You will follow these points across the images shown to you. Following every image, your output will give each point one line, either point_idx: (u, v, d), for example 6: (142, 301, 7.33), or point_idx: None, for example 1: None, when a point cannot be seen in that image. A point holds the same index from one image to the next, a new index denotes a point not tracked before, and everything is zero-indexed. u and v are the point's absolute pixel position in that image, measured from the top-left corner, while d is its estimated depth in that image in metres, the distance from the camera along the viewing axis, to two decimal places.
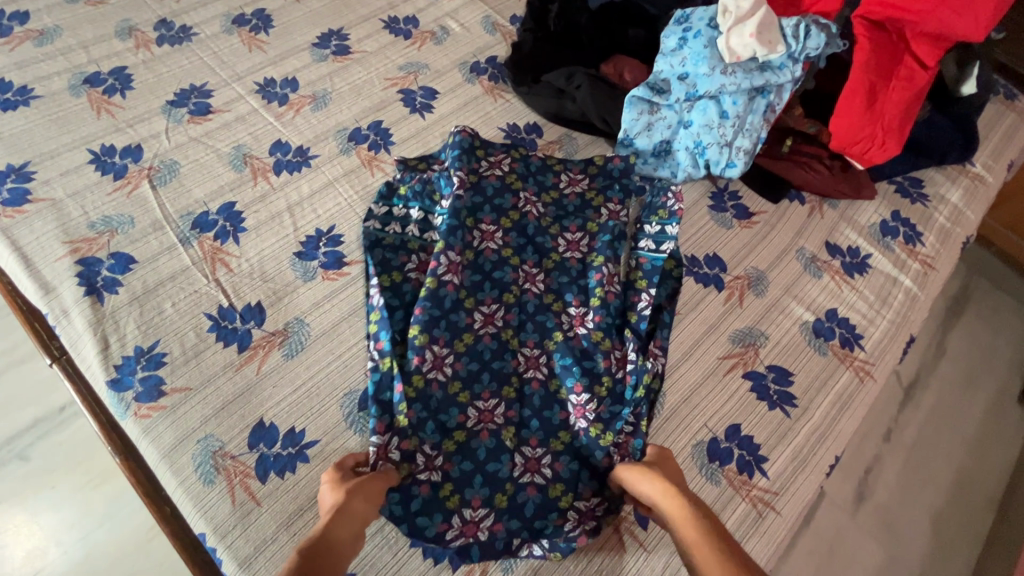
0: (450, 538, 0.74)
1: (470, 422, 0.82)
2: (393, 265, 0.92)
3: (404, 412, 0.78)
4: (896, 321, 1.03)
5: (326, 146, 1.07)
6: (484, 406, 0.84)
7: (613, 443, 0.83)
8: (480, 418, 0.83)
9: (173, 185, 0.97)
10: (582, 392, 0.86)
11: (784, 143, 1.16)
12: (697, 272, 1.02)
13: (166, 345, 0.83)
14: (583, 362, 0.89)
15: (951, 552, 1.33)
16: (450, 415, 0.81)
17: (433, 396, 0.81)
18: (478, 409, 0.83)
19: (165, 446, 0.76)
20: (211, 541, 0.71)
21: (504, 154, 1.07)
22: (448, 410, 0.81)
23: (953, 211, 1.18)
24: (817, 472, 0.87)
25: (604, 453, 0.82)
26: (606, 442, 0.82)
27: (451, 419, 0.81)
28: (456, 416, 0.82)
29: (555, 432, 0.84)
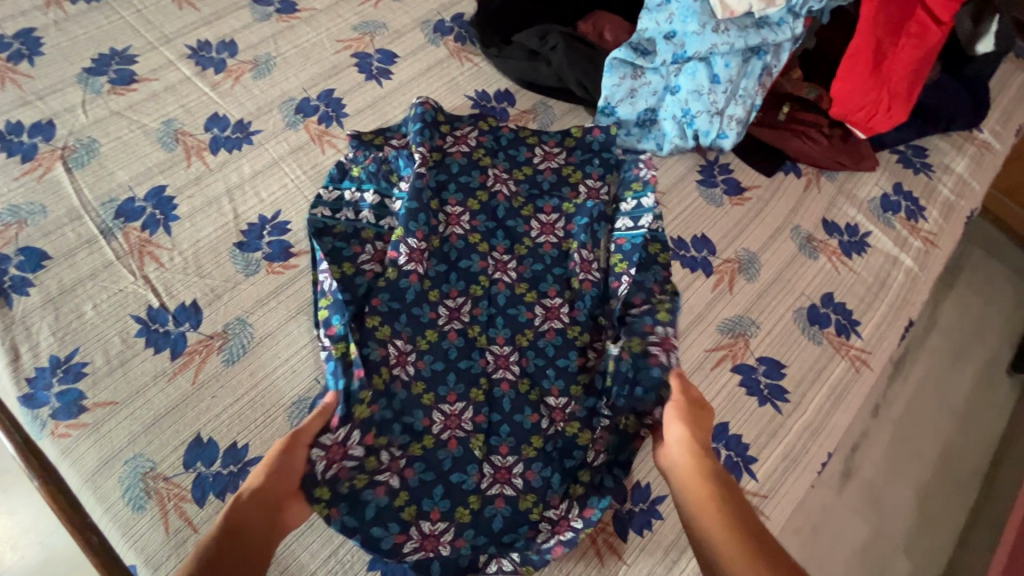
0: (408, 551, 0.67)
1: (438, 428, 0.74)
2: (344, 256, 0.80)
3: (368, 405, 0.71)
4: (894, 305, 0.96)
5: (270, 120, 0.95)
6: (450, 411, 0.76)
7: (590, 441, 0.78)
8: (445, 423, 0.75)
9: (92, 168, 0.85)
10: (560, 395, 0.80)
11: (781, 110, 1.06)
12: (684, 256, 0.94)
13: (86, 354, 0.73)
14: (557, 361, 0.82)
15: (937, 528, 1.31)
16: (416, 417, 0.74)
17: (399, 395, 0.74)
18: (445, 412, 0.75)
19: (87, 469, 0.68)
20: (143, 574, 0.64)
21: (472, 127, 0.96)
22: (411, 413, 0.74)
23: (959, 183, 1.09)
24: (809, 471, 0.81)
25: (582, 453, 0.77)
26: (584, 442, 0.78)
27: (417, 420, 0.74)
28: (422, 420, 0.74)
29: (529, 436, 0.77)
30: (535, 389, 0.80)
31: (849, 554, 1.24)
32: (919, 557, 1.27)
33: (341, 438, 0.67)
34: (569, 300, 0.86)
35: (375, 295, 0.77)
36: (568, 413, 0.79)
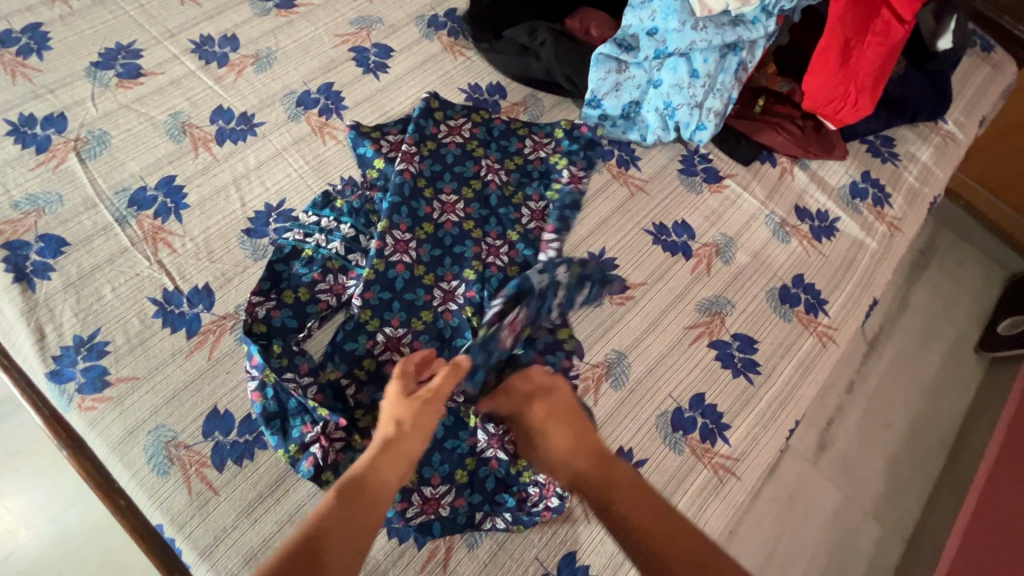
0: (411, 515, 0.74)
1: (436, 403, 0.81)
2: (301, 281, 0.85)
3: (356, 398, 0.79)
4: (860, 285, 1.03)
5: (273, 112, 0.99)
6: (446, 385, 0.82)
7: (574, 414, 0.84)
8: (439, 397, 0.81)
9: (104, 158, 0.90)
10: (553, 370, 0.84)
11: (756, 103, 1.12)
12: (664, 240, 1.00)
13: (108, 334, 0.78)
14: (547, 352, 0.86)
15: (903, 494, 1.40)
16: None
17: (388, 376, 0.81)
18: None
19: (114, 438, 0.73)
20: (170, 532, 0.70)
21: (465, 118, 1.01)
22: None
23: (923, 171, 1.17)
24: (777, 436, 0.89)
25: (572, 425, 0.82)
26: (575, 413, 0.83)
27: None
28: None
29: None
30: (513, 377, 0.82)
31: (821, 520, 1.33)
32: (887, 521, 1.37)
33: (320, 430, 0.74)
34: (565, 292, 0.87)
35: (368, 287, 0.84)
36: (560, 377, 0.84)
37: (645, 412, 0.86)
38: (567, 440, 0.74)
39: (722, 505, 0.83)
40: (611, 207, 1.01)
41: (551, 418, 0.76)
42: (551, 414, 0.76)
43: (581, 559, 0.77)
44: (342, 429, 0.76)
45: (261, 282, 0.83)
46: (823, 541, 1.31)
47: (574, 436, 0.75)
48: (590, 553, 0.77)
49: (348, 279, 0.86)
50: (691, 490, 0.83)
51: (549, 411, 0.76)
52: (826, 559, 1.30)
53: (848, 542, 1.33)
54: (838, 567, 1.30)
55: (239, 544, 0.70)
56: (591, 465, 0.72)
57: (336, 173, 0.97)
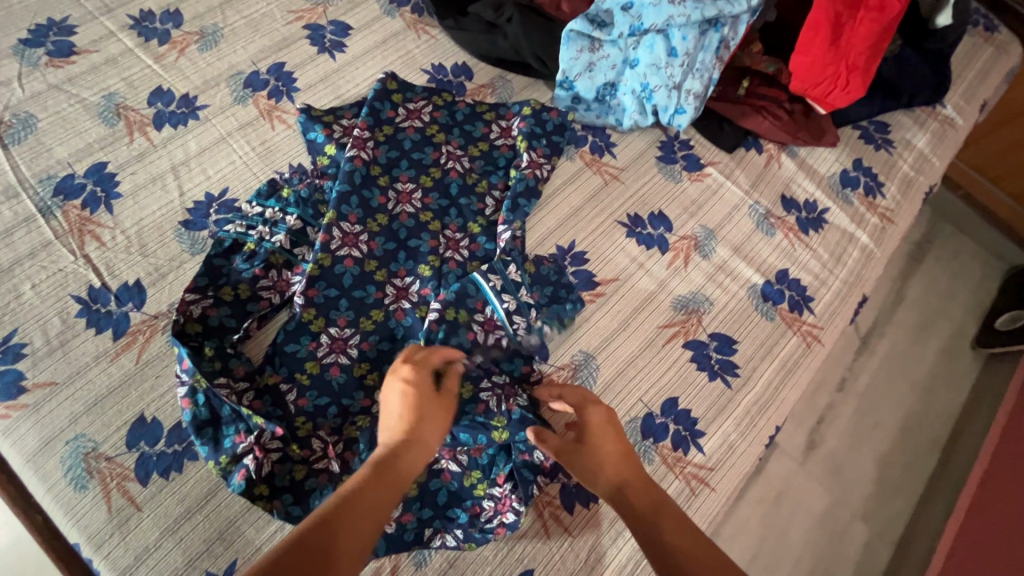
0: None
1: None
2: (241, 276, 0.78)
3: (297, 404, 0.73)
4: (848, 281, 0.96)
5: (217, 94, 0.92)
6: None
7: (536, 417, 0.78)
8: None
9: (29, 144, 0.83)
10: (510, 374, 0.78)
11: (741, 85, 1.04)
12: (639, 233, 0.94)
13: (26, 335, 0.72)
14: (504, 360, 0.80)
15: (894, 496, 1.35)
16: (355, 400, 0.75)
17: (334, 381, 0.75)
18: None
19: (28, 449, 0.67)
20: (87, 552, 0.64)
21: (425, 101, 0.94)
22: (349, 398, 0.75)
23: (919, 158, 1.10)
24: (755, 444, 0.83)
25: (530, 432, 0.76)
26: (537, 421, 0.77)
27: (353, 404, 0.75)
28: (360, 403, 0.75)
29: (491, 427, 0.74)
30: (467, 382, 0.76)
31: (808, 523, 1.28)
32: (877, 524, 1.31)
33: (256, 440, 0.68)
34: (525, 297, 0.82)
35: (312, 285, 0.77)
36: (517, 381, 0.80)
37: None
38: (616, 451, 0.67)
39: (694, 518, 0.77)
40: (582, 197, 0.95)
41: (608, 427, 0.69)
42: (611, 422, 0.70)
43: None
44: (280, 438, 0.69)
45: (196, 278, 0.76)
46: (810, 545, 1.26)
47: (625, 450, 0.68)
48: (548, 572, 0.72)
49: (295, 275, 0.80)
50: None
51: (610, 419, 0.70)
52: (813, 564, 1.25)
53: (837, 546, 1.27)
54: (825, 571, 1.25)
55: (162, 564, 0.64)
56: (638, 483, 0.64)
57: (285, 161, 0.89)
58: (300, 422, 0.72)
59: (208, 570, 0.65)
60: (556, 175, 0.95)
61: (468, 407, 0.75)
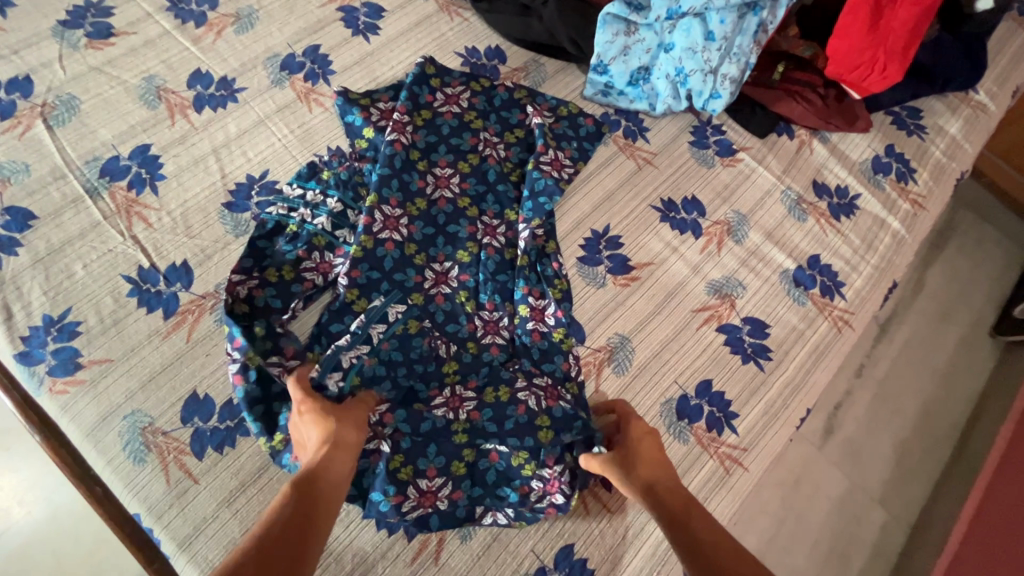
0: (407, 510, 0.69)
1: (443, 349, 0.78)
2: (286, 258, 0.80)
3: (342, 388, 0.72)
4: (880, 267, 0.97)
5: (254, 76, 0.92)
6: (467, 390, 0.77)
7: (574, 394, 0.79)
8: (448, 402, 0.75)
9: (73, 126, 0.84)
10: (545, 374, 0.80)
11: (776, 69, 1.04)
12: (673, 218, 0.94)
13: (80, 314, 0.74)
14: (543, 362, 0.81)
15: (911, 480, 1.37)
16: (427, 387, 0.76)
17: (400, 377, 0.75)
18: (452, 391, 0.76)
19: (87, 424, 0.69)
20: (147, 522, 0.66)
21: (463, 85, 0.95)
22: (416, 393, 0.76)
23: (951, 145, 1.09)
24: (787, 426, 0.85)
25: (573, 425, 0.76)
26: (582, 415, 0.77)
27: (420, 389, 0.76)
28: (426, 393, 0.76)
29: (536, 425, 0.75)
30: (503, 387, 0.77)
31: (826, 505, 1.30)
32: (893, 508, 1.34)
33: None
34: (556, 298, 0.83)
35: (355, 266, 0.79)
36: (560, 381, 0.80)
37: (650, 398, 0.82)
38: (658, 458, 0.71)
39: (728, 497, 0.79)
40: (616, 181, 0.95)
41: (652, 439, 0.73)
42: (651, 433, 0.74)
43: (579, 552, 0.73)
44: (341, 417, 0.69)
45: (241, 259, 0.78)
46: (827, 527, 1.29)
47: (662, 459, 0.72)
48: (588, 546, 0.74)
49: (336, 257, 0.81)
50: (696, 481, 0.79)
51: (650, 432, 0.74)
52: (830, 545, 1.27)
53: (853, 528, 1.30)
54: (842, 552, 1.27)
55: (219, 534, 0.67)
56: (670, 484, 0.69)
57: (323, 144, 0.90)
58: (357, 390, 0.71)
59: None
60: (578, 178, 0.94)
61: (508, 410, 0.76)
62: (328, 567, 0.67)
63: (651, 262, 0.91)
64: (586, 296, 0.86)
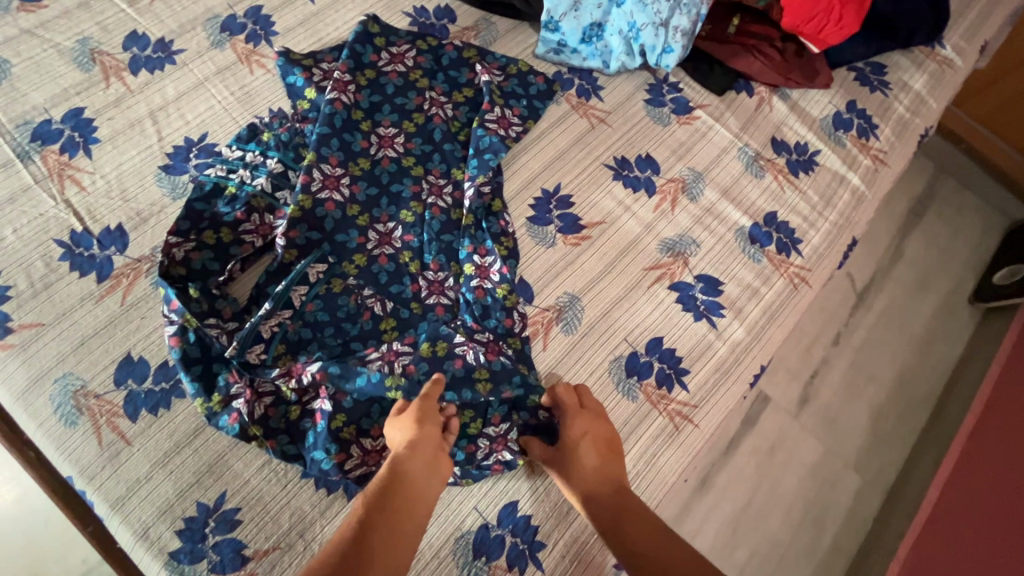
0: (350, 468, 0.69)
1: (379, 307, 0.77)
2: (223, 220, 0.77)
3: (278, 352, 0.72)
4: (838, 223, 0.95)
5: (193, 38, 0.90)
6: (406, 343, 0.75)
7: (515, 349, 0.78)
8: (383, 356, 0.72)
9: (4, 90, 0.81)
10: (483, 330, 0.78)
11: (731, 22, 1.02)
12: (626, 175, 0.93)
13: (9, 278, 0.72)
14: (483, 319, 0.79)
15: (885, 446, 1.36)
16: (364, 346, 0.74)
17: (332, 338, 0.75)
18: (388, 347, 0.73)
19: (17, 388, 0.68)
20: (79, 484, 0.66)
21: (409, 45, 0.92)
22: (353, 350, 0.74)
23: (915, 100, 1.07)
24: (740, 383, 0.84)
25: (510, 387, 0.73)
26: (523, 370, 0.75)
27: (359, 350, 0.74)
28: (363, 350, 0.74)
29: (473, 378, 0.73)
30: (440, 341, 0.74)
31: (799, 473, 1.30)
32: (866, 473, 1.33)
33: (249, 382, 0.69)
34: (500, 255, 0.82)
35: (293, 226, 0.76)
36: (502, 337, 0.78)
37: (599, 356, 0.81)
38: (595, 462, 0.69)
39: (678, 453, 0.79)
40: (568, 140, 0.93)
41: (588, 442, 0.70)
42: (587, 432, 0.71)
43: (523, 509, 0.73)
44: (271, 382, 0.70)
45: (177, 222, 0.76)
46: (800, 493, 1.28)
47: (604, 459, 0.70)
48: (533, 504, 0.73)
49: (277, 219, 0.79)
50: (645, 437, 0.78)
51: (586, 432, 0.71)
52: (803, 512, 1.27)
53: (825, 494, 1.30)
54: (815, 518, 1.27)
55: (153, 495, 0.66)
56: (608, 493, 0.68)
57: (264, 106, 0.88)
58: (284, 359, 0.72)
59: (198, 501, 0.66)
60: (527, 137, 0.92)
61: (445, 364, 0.73)
62: (264, 526, 0.67)
63: (605, 221, 0.89)
64: (535, 257, 0.85)
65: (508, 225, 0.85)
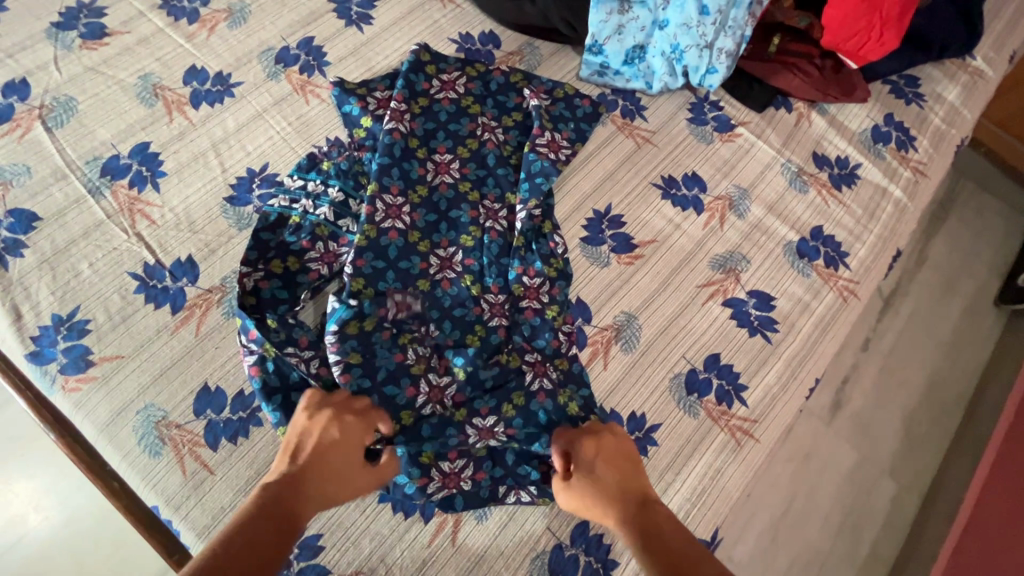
0: (432, 491, 0.70)
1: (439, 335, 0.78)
2: (291, 248, 0.79)
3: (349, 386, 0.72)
4: (883, 235, 0.97)
5: (250, 71, 0.92)
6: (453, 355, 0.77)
7: (570, 368, 0.80)
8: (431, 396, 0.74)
9: (73, 126, 0.84)
10: (535, 351, 0.80)
11: (771, 42, 1.03)
12: (674, 194, 0.94)
13: (88, 312, 0.74)
14: (534, 339, 0.81)
15: (921, 451, 1.37)
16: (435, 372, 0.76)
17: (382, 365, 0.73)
18: (430, 384, 0.75)
19: (101, 420, 0.70)
20: (166, 514, 0.67)
21: (459, 72, 0.94)
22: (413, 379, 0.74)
23: (950, 111, 1.09)
24: (798, 397, 0.85)
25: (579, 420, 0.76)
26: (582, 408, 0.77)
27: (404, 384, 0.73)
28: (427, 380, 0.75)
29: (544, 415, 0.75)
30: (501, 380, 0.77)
31: (836, 479, 1.30)
32: (904, 479, 1.33)
33: None
34: (550, 277, 0.84)
35: (360, 255, 0.78)
36: (550, 358, 0.80)
37: (658, 374, 0.82)
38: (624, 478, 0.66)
39: (741, 469, 0.80)
40: (615, 161, 0.95)
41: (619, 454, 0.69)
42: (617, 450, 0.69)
43: (595, 528, 0.74)
44: None
45: (247, 251, 0.78)
46: (839, 500, 1.29)
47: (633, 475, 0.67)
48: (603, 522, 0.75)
49: (340, 246, 0.81)
50: (708, 455, 0.79)
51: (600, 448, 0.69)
52: (841, 518, 1.27)
53: (863, 500, 1.30)
54: (854, 525, 1.28)
55: None
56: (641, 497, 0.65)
57: (321, 135, 0.90)
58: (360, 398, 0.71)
59: None
60: (576, 158, 0.94)
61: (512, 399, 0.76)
62: (346, 552, 0.68)
63: (655, 240, 0.91)
64: (590, 276, 0.87)
65: (557, 246, 0.86)
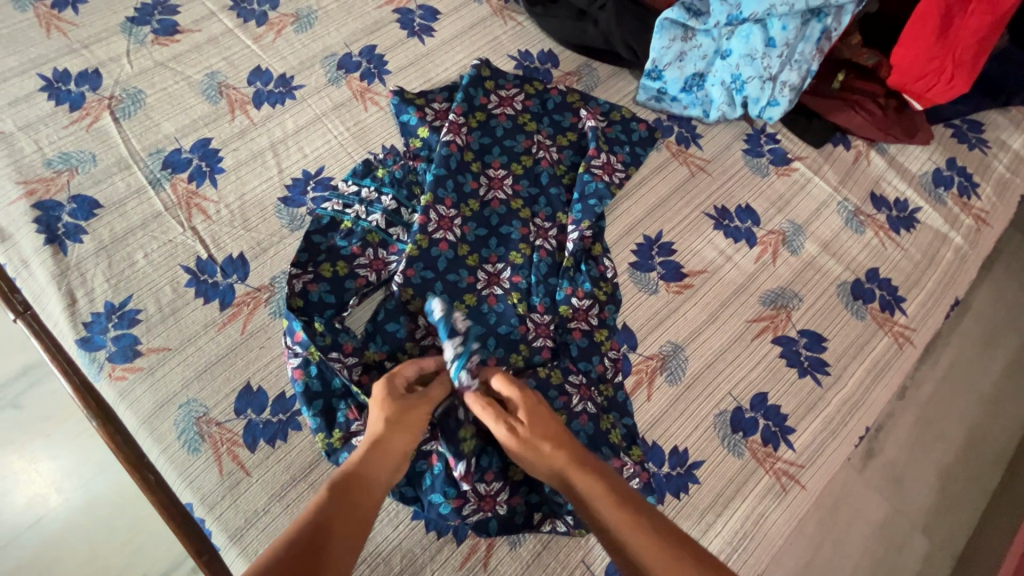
0: (467, 513, 0.68)
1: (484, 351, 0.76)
2: (341, 253, 0.79)
3: None
4: (941, 282, 0.94)
5: (312, 75, 0.94)
6: None
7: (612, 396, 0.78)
8: None
9: (139, 118, 0.86)
10: (580, 372, 0.77)
11: (836, 78, 1.03)
12: (727, 226, 0.93)
13: (139, 302, 0.75)
14: (581, 359, 0.79)
15: (958, 508, 1.29)
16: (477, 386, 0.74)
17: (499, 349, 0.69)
18: None
19: (144, 411, 0.70)
20: (199, 512, 0.66)
21: (517, 88, 0.94)
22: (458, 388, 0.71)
23: (1014, 159, 1.06)
24: (847, 444, 0.81)
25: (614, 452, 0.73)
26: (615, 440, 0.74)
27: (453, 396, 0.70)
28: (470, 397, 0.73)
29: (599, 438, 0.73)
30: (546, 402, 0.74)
31: (866, 530, 1.24)
32: (937, 537, 1.26)
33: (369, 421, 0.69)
34: (597, 300, 0.82)
35: (410, 265, 0.77)
36: (595, 382, 0.78)
37: (704, 409, 0.80)
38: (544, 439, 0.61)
39: (786, 514, 0.76)
40: (668, 187, 0.94)
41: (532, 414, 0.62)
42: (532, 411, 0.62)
43: None
44: None
45: (297, 253, 0.78)
46: (869, 554, 1.22)
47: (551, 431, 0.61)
48: None
49: (389, 255, 0.80)
50: (752, 497, 0.76)
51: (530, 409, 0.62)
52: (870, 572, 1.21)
53: (895, 556, 1.23)
54: None
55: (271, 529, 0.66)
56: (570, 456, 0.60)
57: (378, 142, 0.91)
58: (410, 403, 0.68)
59: None
60: (628, 182, 0.93)
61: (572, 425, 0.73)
62: (377, 567, 0.67)
63: (706, 270, 0.89)
64: (638, 303, 0.85)
65: (607, 270, 0.85)
